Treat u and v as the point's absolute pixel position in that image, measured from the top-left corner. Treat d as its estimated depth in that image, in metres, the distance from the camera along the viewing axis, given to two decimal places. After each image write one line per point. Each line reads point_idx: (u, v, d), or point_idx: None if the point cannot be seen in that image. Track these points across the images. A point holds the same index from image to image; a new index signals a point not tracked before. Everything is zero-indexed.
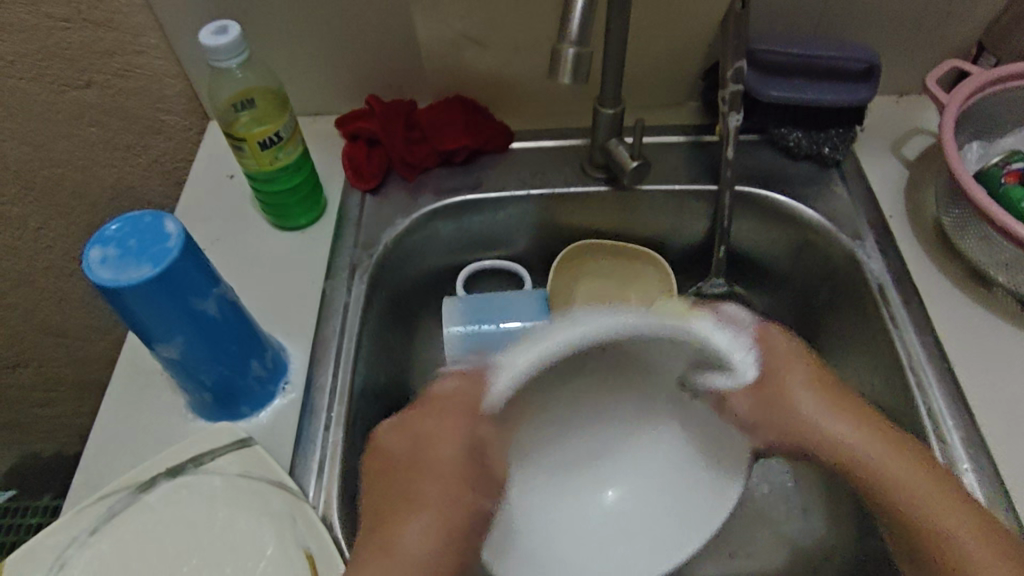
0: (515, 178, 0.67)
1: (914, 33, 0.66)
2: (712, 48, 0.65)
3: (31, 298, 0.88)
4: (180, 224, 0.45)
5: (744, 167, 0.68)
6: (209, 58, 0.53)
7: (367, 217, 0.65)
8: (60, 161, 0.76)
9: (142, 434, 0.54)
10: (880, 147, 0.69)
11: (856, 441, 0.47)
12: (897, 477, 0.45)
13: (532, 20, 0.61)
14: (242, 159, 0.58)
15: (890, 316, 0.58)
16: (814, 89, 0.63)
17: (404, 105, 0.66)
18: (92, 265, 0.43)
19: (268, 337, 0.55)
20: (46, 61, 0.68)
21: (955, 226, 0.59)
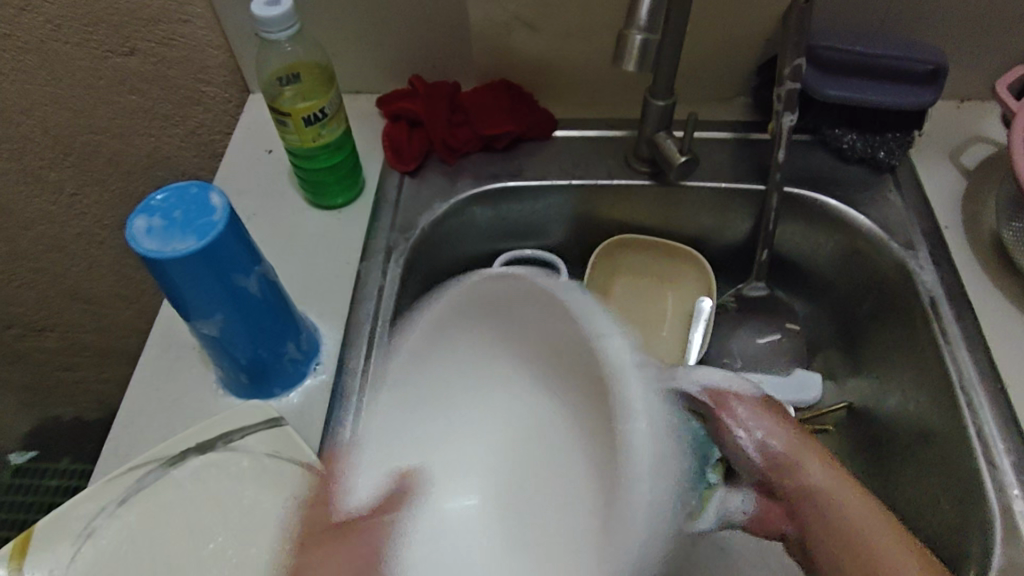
0: (557, 167, 0.65)
1: (985, 36, 0.64)
2: (771, 42, 0.63)
3: (63, 263, 0.89)
4: (226, 198, 0.45)
5: (793, 167, 0.66)
6: (259, 29, 0.51)
7: (405, 200, 0.64)
8: (99, 128, 0.76)
9: (172, 407, 0.54)
10: (937, 154, 0.67)
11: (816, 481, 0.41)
12: (861, 524, 0.39)
13: (585, 6, 0.59)
14: (285, 134, 0.57)
15: (942, 331, 0.56)
16: (874, 90, 0.61)
17: (449, 87, 0.65)
18: (137, 235, 0.42)
19: (302, 319, 0.54)
20: (92, 25, 0.68)
21: (1016, 239, 0.56)
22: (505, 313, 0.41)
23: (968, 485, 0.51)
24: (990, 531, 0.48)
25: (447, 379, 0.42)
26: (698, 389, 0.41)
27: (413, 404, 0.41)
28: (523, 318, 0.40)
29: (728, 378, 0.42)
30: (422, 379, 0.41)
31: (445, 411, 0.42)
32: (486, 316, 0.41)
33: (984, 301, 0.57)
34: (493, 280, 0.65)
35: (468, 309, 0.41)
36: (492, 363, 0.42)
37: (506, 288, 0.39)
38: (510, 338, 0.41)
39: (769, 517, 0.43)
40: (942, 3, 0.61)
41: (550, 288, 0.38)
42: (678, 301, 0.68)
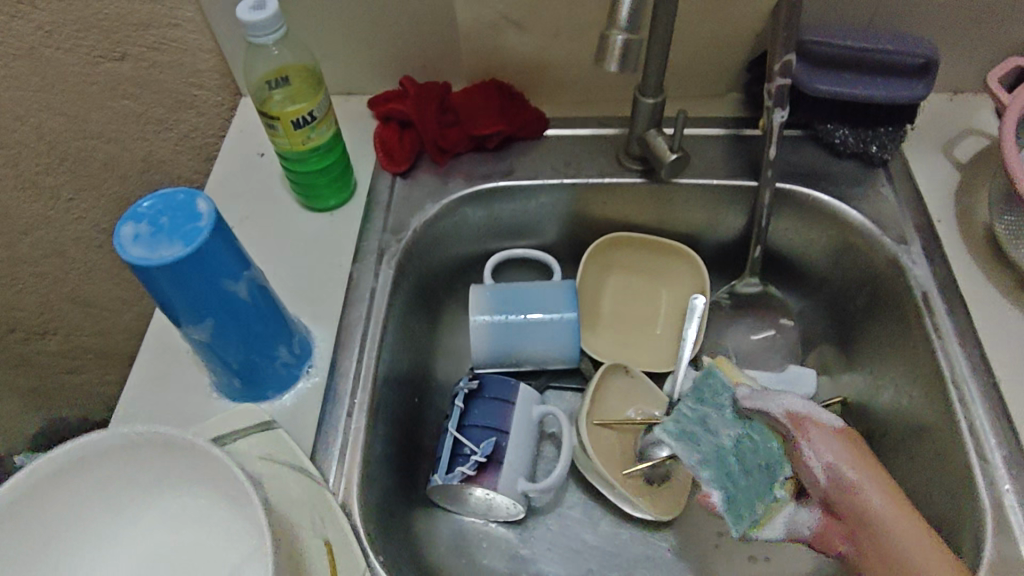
0: (549, 166, 0.65)
1: (976, 28, 0.63)
2: (761, 37, 0.63)
3: (61, 268, 0.89)
4: (213, 204, 0.45)
5: (785, 163, 0.66)
6: (247, 34, 0.51)
7: (397, 201, 0.64)
8: (93, 133, 0.77)
9: (165, 410, 0.54)
10: (931, 147, 0.66)
11: (879, 508, 0.45)
12: (913, 552, 0.44)
13: (574, 5, 0.59)
14: (275, 137, 0.57)
15: (934, 326, 0.56)
16: (865, 85, 0.61)
17: (439, 88, 0.65)
18: (124, 242, 0.42)
19: (294, 322, 0.54)
20: (84, 32, 0.68)
21: (1008, 233, 0.56)
22: (157, 452, 0.45)
23: (960, 480, 0.51)
24: (981, 527, 0.48)
25: (113, 490, 0.46)
26: (782, 410, 0.48)
27: (51, 519, 0.44)
28: (148, 451, 0.45)
29: (808, 407, 0.48)
30: (75, 494, 0.44)
31: (123, 513, 0.47)
32: (141, 454, 0.45)
33: (976, 296, 0.57)
34: (486, 280, 0.65)
35: (129, 447, 0.44)
36: (173, 484, 0.47)
37: (112, 438, 0.43)
38: (140, 461, 0.45)
39: (828, 534, 0.48)
40: None
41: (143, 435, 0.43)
42: (672, 297, 0.68)
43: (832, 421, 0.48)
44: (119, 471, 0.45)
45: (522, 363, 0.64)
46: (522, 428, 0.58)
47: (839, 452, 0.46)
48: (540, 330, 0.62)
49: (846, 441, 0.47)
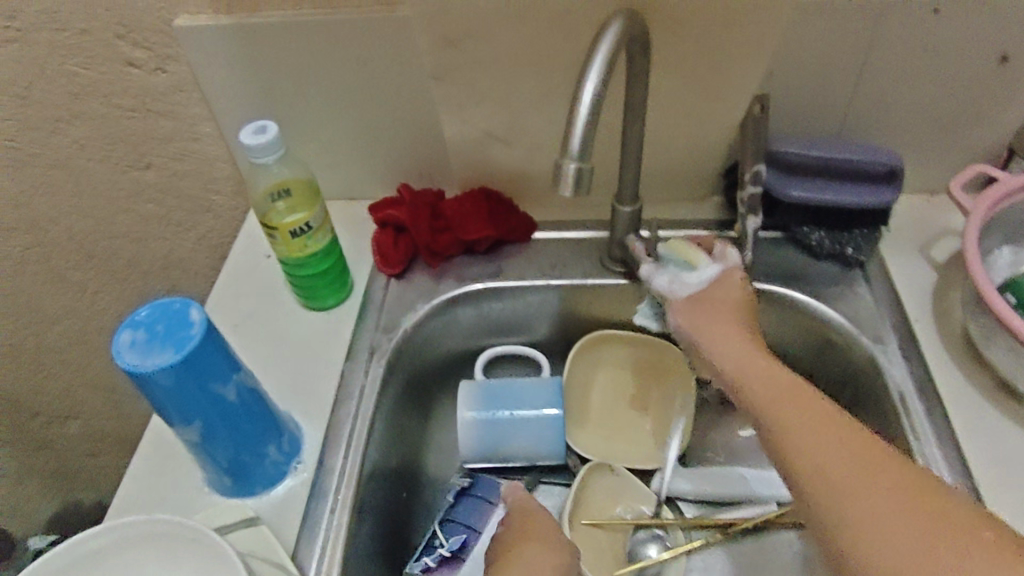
0: (535, 267, 0.69)
1: (941, 137, 0.66)
2: (733, 148, 0.67)
3: (86, 356, 0.94)
4: (205, 312, 0.48)
5: (765, 264, 0.68)
6: (249, 155, 0.57)
7: (389, 302, 0.67)
8: (119, 233, 0.83)
9: (158, 504, 0.55)
10: (908, 248, 0.68)
11: (738, 362, 0.50)
12: (752, 379, 0.49)
13: (553, 122, 0.64)
14: (274, 245, 0.62)
15: (911, 427, 0.56)
16: (834, 191, 0.64)
17: (433, 195, 0.69)
18: (121, 349, 0.46)
19: (284, 420, 0.56)
20: (114, 145, 0.74)
21: (982, 333, 0.57)
22: (153, 545, 0.47)
23: None
24: None
25: None
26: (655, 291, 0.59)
27: None
28: (155, 540, 0.46)
29: (675, 283, 0.58)
30: None
31: None
32: (139, 544, 0.46)
33: (955, 396, 0.57)
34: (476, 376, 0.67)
35: (131, 539, 0.46)
36: None
37: (123, 529, 0.46)
38: (148, 553, 0.47)
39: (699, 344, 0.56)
40: (896, 111, 0.64)
41: (148, 522, 0.45)
42: (660, 395, 0.70)
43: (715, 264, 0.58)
44: (128, 564, 0.47)
45: (510, 460, 0.65)
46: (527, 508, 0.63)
47: (718, 290, 0.57)
48: (525, 427, 0.63)
49: (724, 293, 0.56)
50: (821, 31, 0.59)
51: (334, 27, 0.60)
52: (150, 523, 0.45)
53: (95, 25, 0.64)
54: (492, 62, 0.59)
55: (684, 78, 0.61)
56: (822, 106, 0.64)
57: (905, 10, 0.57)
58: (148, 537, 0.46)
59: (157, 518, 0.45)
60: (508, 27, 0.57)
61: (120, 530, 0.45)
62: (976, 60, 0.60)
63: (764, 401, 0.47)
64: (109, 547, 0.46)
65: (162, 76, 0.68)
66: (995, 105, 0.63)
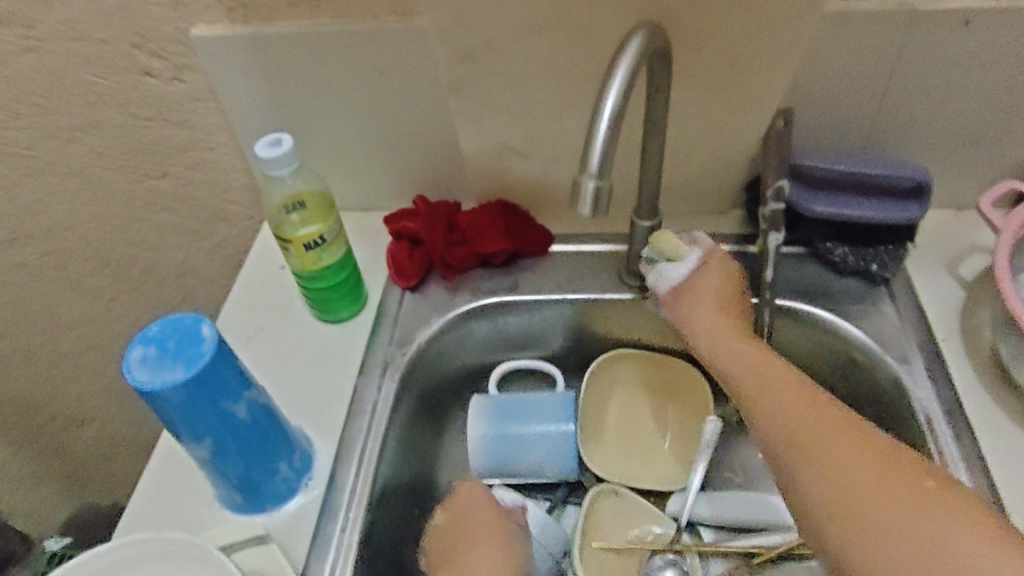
0: (552, 281, 0.68)
1: (970, 152, 0.64)
2: (755, 161, 0.65)
3: (101, 361, 0.94)
4: (216, 329, 0.48)
5: (787, 280, 0.66)
6: (263, 168, 0.56)
7: (403, 315, 0.67)
8: (135, 241, 0.83)
9: (168, 521, 0.54)
10: (935, 264, 0.66)
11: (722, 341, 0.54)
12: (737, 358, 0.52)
13: (571, 134, 0.63)
14: (288, 257, 0.61)
15: (939, 452, 0.54)
16: (859, 205, 0.62)
17: (449, 207, 0.68)
18: (132, 365, 0.46)
19: (295, 436, 0.56)
20: (130, 154, 0.74)
21: (1013, 356, 0.55)
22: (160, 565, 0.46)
23: None
24: None
25: None
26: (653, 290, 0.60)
27: None
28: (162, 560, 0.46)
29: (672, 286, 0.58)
30: None
31: None
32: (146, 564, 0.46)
33: (984, 420, 0.56)
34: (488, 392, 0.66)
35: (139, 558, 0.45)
36: None
37: (131, 548, 0.45)
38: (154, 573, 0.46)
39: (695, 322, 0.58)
40: (924, 125, 0.63)
41: (156, 541, 0.45)
42: (678, 413, 0.68)
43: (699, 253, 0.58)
44: None
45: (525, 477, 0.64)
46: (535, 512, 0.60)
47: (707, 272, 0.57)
48: (539, 445, 0.62)
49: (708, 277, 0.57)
50: (847, 44, 0.57)
51: (351, 38, 0.60)
52: (159, 541, 0.45)
53: (113, 35, 0.64)
54: (509, 74, 0.58)
55: (705, 90, 0.60)
56: (848, 119, 0.63)
57: (934, 23, 0.55)
58: (156, 556, 0.45)
59: (165, 537, 0.45)
60: (526, 39, 0.56)
61: (129, 548, 0.45)
62: (1008, 73, 0.58)
63: (756, 388, 0.49)
64: (116, 565, 0.45)
65: (179, 86, 0.68)
66: None
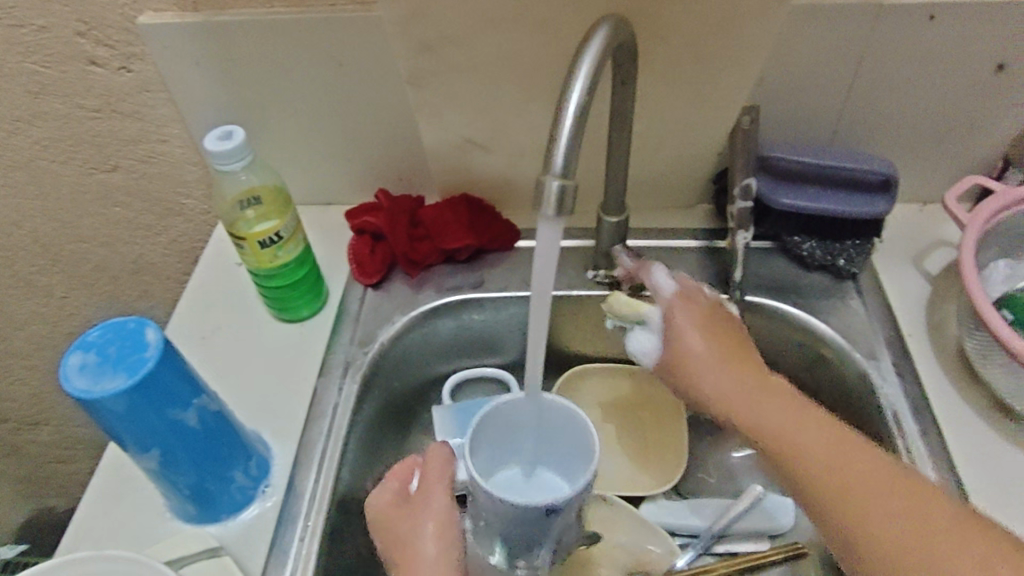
0: (518, 278, 0.66)
1: (936, 146, 0.64)
2: (723, 154, 0.64)
3: (53, 361, 0.91)
4: (161, 333, 0.45)
5: (756, 275, 0.66)
6: (213, 162, 0.54)
7: (365, 313, 0.65)
8: (85, 236, 0.79)
9: (116, 533, 0.52)
10: (900, 259, 0.66)
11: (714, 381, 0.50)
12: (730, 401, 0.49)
13: (536, 127, 0.61)
14: (243, 255, 0.59)
15: (906, 448, 0.54)
16: (826, 200, 0.61)
17: (412, 202, 0.67)
18: (70, 373, 0.43)
19: (251, 442, 0.54)
20: (77, 145, 0.71)
21: (978, 351, 0.55)
22: None
23: None
24: None
25: None
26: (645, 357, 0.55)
27: None
28: None
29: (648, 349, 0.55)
30: None
31: None
32: None
33: (950, 415, 0.56)
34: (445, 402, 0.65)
35: None
36: None
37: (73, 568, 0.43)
38: None
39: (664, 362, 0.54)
40: (891, 119, 0.62)
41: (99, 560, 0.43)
42: (646, 411, 0.68)
43: (666, 287, 0.54)
44: None
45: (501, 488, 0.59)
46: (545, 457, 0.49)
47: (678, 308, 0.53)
48: None
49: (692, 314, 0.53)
50: (815, 37, 0.56)
51: (306, 27, 0.57)
52: (103, 561, 0.43)
53: (55, 21, 0.61)
54: (472, 65, 0.56)
55: (673, 83, 0.58)
56: (815, 113, 0.62)
57: (901, 16, 0.55)
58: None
59: (110, 555, 0.43)
60: (488, 29, 0.54)
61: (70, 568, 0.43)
62: (974, 68, 0.58)
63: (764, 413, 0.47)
64: None
65: (127, 76, 0.65)
66: (992, 114, 0.61)
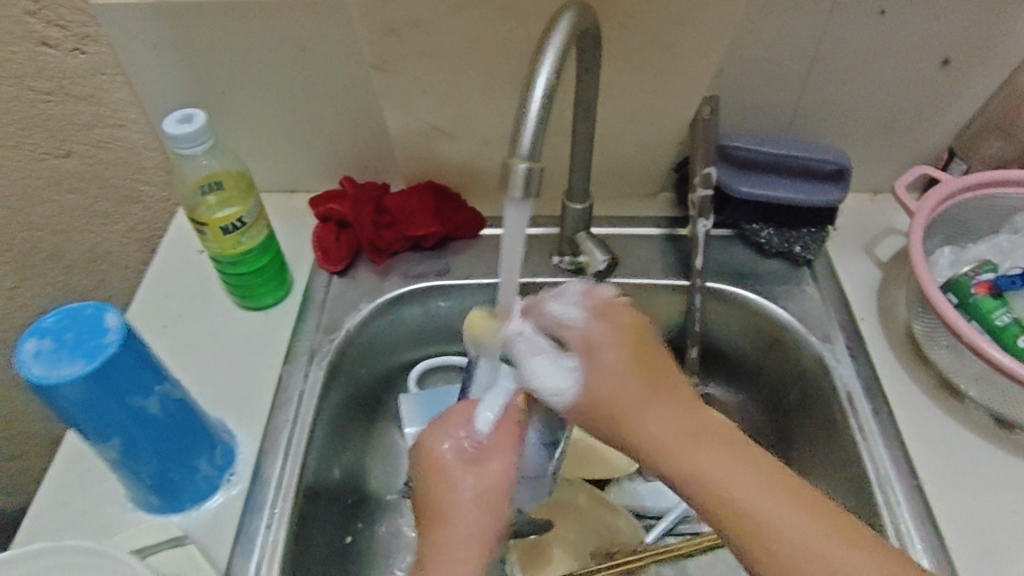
0: (484, 265, 0.67)
1: (886, 137, 0.67)
2: (684, 144, 0.66)
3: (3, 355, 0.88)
4: (122, 318, 0.45)
5: (716, 262, 0.67)
6: (172, 145, 0.53)
7: (331, 301, 0.64)
8: (37, 225, 0.76)
9: (76, 524, 0.51)
10: (853, 246, 0.69)
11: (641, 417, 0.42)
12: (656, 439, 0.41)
13: (504, 114, 0.61)
14: (205, 242, 0.58)
15: (858, 426, 0.57)
16: (783, 188, 0.63)
17: (377, 189, 0.66)
18: (25, 359, 0.42)
19: (216, 431, 0.53)
20: (28, 130, 0.68)
21: (925, 334, 0.58)
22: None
23: None
24: None
25: None
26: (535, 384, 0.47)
27: None
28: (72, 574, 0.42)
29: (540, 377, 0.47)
30: None
31: None
32: None
33: (899, 396, 0.58)
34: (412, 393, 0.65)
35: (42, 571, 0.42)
36: None
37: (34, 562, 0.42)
38: None
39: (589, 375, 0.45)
40: (843, 111, 0.64)
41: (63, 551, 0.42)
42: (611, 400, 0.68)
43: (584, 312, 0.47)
44: None
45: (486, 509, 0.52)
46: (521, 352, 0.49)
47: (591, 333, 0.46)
48: None
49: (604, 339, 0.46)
50: (772, 30, 0.58)
51: (268, 10, 0.56)
52: (65, 552, 0.42)
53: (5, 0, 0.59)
54: (438, 50, 0.57)
55: (636, 72, 0.59)
56: (771, 104, 0.64)
57: (854, 11, 0.57)
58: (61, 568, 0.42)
59: (73, 546, 0.42)
60: (452, 14, 0.54)
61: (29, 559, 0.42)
62: (921, 62, 0.60)
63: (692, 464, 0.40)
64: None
65: (81, 58, 0.63)
66: (938, 106, 0.64)
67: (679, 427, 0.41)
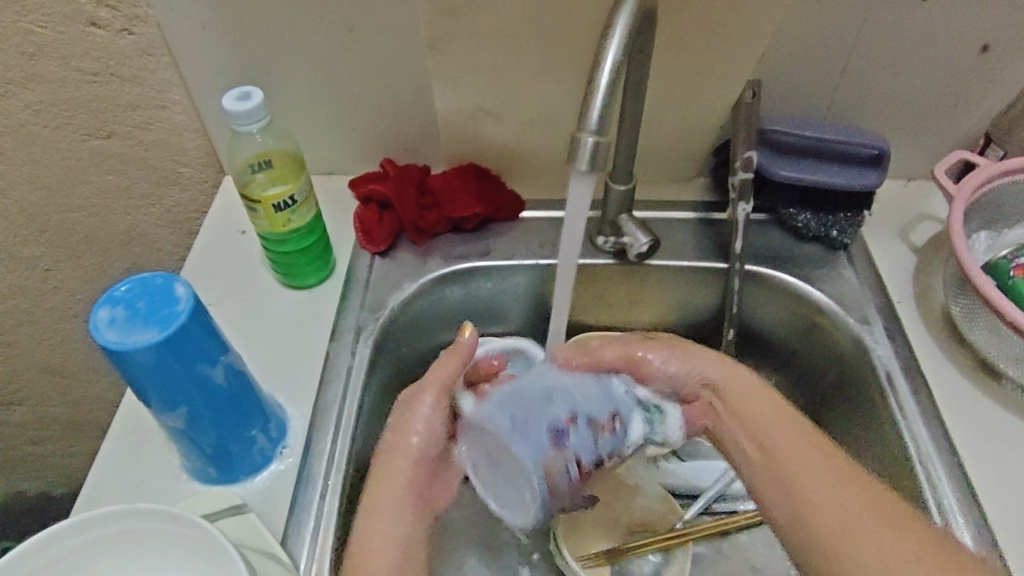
0: (525, 246, 0.67)
1: (923, 124, 0.67)
2: (725, 128, 0.66)
3: (34, 337, 0.88)
4: (191, 288, 0.46)
5: (754, 245, 0.68)
6: (230, 122, 0.54)
7: (375, 280, 0.65)
8: (75, 207, 0.77)
9: (133, 492, 0.52)
10: (888, 231, 0.70)
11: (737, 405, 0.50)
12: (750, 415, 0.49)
13: (551, 95, 0.62)
14: (256, 220, 0.59)
15: (898, 405, 0.58)
16: (822, 172, 0.64)
17: (419, 171, 0.67)
18: (99, 326, 0.43)
19: (269, 404, 0.54)
20: (71, 110, 0.69)
21: (963, 315, 0.59)
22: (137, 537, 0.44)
23: None
24: None
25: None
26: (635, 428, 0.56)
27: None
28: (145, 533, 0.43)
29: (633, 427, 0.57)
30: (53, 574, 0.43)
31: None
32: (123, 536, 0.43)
33: (938, 375, 0.59)
34: None
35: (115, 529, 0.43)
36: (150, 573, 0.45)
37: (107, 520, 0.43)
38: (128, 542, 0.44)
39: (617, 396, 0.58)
40: (882, 97, 0.65)
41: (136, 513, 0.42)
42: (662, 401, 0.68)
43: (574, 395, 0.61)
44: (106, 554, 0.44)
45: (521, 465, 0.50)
46: (524, 452, 0.48)
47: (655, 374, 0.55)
48: None
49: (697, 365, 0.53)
50: (817, 15, 0.59)
51: None
52: (141, 512, 0.42)
53: None
54: (488, 32, 0.57)
55: (682, 56, 0.60)
56: (812, 90, 0.65)
57: None
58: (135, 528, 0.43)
59: (147, 508, 0.42)
60: None
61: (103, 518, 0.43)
62: (962, 49, 0.61)
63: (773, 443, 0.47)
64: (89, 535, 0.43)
65: (129, 39, 0.64)
66: (977, 93, 0.64)
67: (774, 416, 0.48)
